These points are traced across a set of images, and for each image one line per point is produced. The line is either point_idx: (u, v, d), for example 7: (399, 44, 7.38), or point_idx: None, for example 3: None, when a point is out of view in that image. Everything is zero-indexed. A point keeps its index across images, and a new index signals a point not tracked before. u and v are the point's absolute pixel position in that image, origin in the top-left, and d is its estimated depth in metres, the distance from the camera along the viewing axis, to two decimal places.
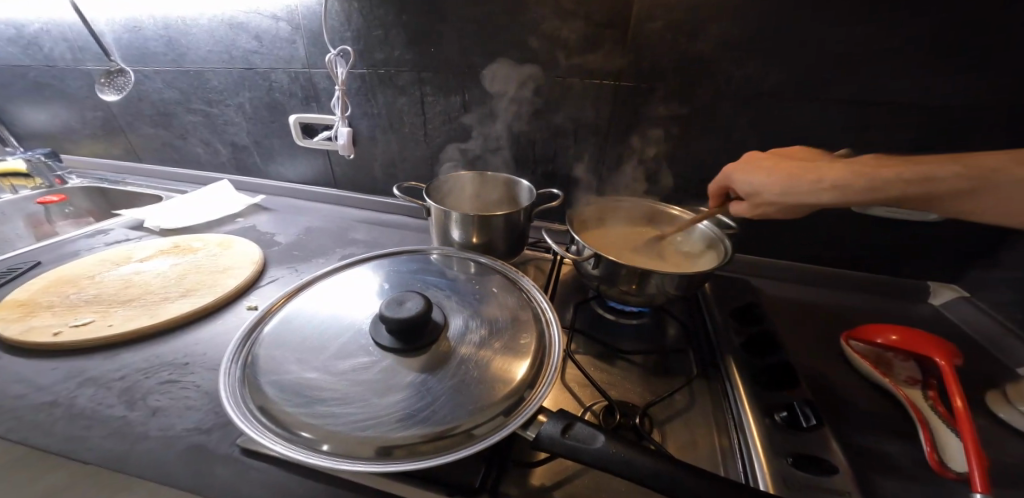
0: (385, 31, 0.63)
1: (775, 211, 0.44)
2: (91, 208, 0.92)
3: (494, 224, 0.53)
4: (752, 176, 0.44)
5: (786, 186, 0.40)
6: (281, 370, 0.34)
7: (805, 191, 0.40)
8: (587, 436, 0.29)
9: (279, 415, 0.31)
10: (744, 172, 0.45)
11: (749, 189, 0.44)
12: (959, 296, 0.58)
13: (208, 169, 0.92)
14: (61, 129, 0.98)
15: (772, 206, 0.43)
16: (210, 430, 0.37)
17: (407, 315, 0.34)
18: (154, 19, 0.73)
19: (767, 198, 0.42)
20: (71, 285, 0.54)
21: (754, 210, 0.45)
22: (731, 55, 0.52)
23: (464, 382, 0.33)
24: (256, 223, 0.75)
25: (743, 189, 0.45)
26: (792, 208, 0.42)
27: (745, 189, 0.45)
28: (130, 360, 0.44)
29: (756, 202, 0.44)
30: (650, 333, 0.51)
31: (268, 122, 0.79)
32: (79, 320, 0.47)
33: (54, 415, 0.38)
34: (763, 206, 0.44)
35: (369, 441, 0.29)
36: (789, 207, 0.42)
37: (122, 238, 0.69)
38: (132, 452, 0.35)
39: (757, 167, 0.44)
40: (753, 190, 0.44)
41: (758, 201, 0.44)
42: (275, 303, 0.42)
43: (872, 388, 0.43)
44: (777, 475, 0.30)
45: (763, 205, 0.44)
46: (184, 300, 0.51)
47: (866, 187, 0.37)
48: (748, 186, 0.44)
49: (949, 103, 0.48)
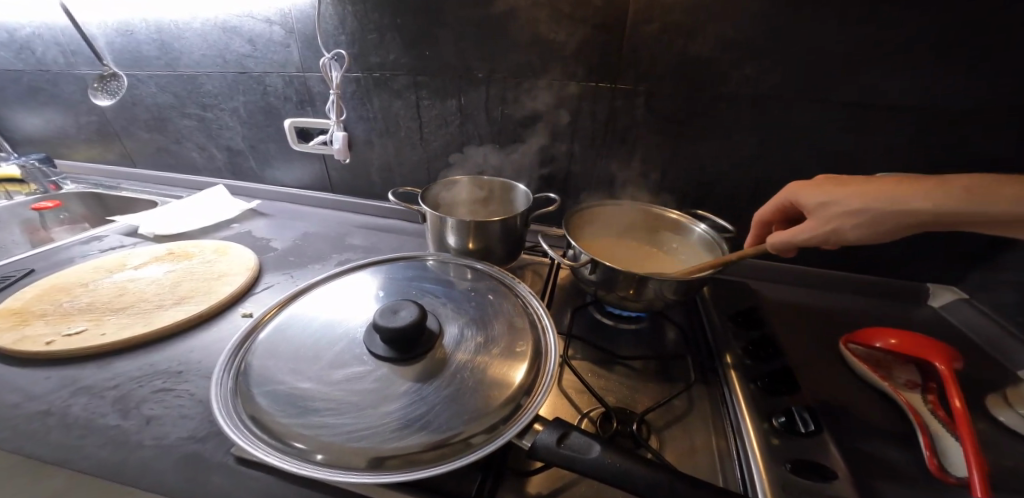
0: (380, 34, 0.62)
1: (852, 225, 0.38)
2: (86, 213, 0.92)
3: (490, 230, 0.53)
4: (830, 189, 0.40)
5: (874, 193, 0.37)
6: (275, 379, 0.33)
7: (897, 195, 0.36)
8: (584, 445, 0.28)
9: (273, 425, 0.30)
10: (816, 189, 0.42)
11: (823, 200, 0.41)
12: (959, 299, 0.58)
13: (204, 174, 0.91)
14: (56, 134, 0.97)
15: (851, 215, 0.38)
16: (205, 438, 0.37)
17: (402, 324, 0.34)
18: (148, 22, 0.73)
19: (845, 207, 0.39)
20: (65, 293, 0.53)
21: (828, 223, 0.40)
22: (728, 57, 0.52)
23: (460, 390, 0.33)
24: (253, 229, 0.75)
25: (814, 202, 0.42)
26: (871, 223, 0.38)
27: (816, 202, 0.41)
28: (125, 369, 0.44)
29: (830, 215, 0.40)
30: (649, 338, 0.51)
31: (263, 127, 0.79)
32: (72, 328, 0.47)
33: (48, 424, 0.38)
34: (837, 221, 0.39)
35: (362, 451, 0.28)
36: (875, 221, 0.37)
37: (117, 245, 0.68)
38: (126, 462, 0.34)
39: (834, 182, 0.41)
40: (828, 200, 0.40)
41: (834, 211, 0.40)
42: (270, 311, 0.41)
43: (872, 392, 0.42)
44: (777, 483, 0.30)
45: (840, 215, 0.39)
46: (179, 307, 0.51)
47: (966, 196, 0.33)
48: (823, 196, 0.41)
49: (945, 103, 0.48)
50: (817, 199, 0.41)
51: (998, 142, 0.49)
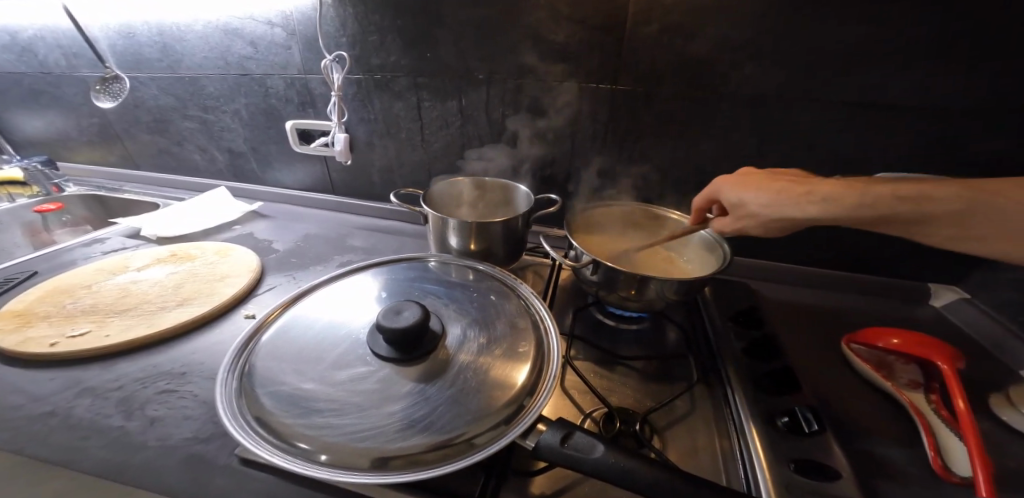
0: (381, 36, 0.63)
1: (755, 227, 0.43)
2: (88, 216, 0.92)
3: (492, 231, 0.53)
4: (741, 189, 0.43)
5: (774, 200, 0.40)
6: (278, 380, 0.34)
7: (789, 206, 0.39)
8: (586, 445, 0.29)
9: (277, 426, 0.30)
10: (735, 185, 0.44)
11: (736, 200, 0.43)
12: (960, 298, 0.58)
13: (205, 176, 0.92)
14: (57, 136, 0.97)
15: (756, 218, 0.42)
16: (208, 439, 0.37)
17: (405, 324, 0.34)
18: (149, 25, 0.73)
19: (751, 211, 0.42)
20: (68, 294, 0.53)
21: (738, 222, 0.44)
22: (728, 58, 0.52)
23: (463, 391, 0.33)
24: (254, 231, 0.75)
25: (731, 200, 0.44)
26: (774, 226, 0.41)
27: (733, 201, 0.44)
28: (128, 370, 0.44)
29: (740, 216, 0.44)
30: (651, 338, 0.51)
31: (264, 128, 0.79)
32: (76, 330, 0.47)
33: (52, 426, 0.38)
34: (743, 223, 0.43)
35: (367, 452, 0.29)
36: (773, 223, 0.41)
37: (120, 247, 0.68)
38: (130, 463, 0.34)
39: (748, 180, 0.43)
40: (740, 202, 0.43)
41: (744, 213, 0.43)
42: (273, 312, 0.41)
43: (874, 392, 0.42)
44: (779, 481, 0.30)
45: (747, 219, 0.43)
46: (182, 309, 0.51)
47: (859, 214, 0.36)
48: (735, 197, 0.43)
49: (945, 103, 0.48)
50: (732, 198, 0.44)
51: (998, 142, 0.49)
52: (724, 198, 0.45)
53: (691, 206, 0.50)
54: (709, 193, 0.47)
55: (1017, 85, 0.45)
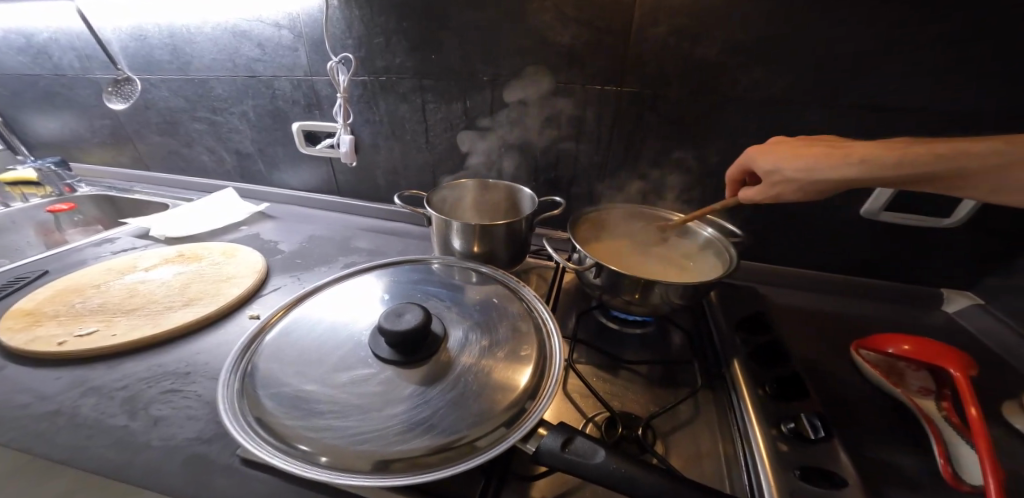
0: (386, 38, 0.63)
1: (794, 191, 0.41)
2: (99, 216, 0.94)
3: (496, 233, 0.52)
4: (776, 156, 0.42)
5: (810, 163, 0.39)
6: (280, 382, 0.34)
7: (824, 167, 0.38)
8: (588, 449, 0.28)
9: (279, 428, 0.30)
10: (766, 153, 0.43)
11: (770, 168, 0.42)
12: (974, 304, 0.56)
13: (214, 177, 0.93)
14: (70, 138, 0.99)
15: (789, 183, 0.41)
16: (210, 440, 0.37)
17: (407, 327, 0.34)
18: (160, 28, 0.74)
19: (788, 175, 0.40)
20: (77, 294, 0.54)
21: (772, 189, 0.42)
22: (733, 60, 0.51)
23: (464, 394, 0.33)
24: (260, 232, 0.76)
25: (762, 168, 0.43)
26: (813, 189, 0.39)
27: (766, 169, 0.43)
28: (133, 370, 0.44)
29: (777, 181, 0.42)
30: (655, 342, 0.51)
31: (272, 130, 0.80)
32: (84, 329, 0.48)
33: (57, 425, 0.38)
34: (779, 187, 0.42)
35: (366, 455, 0.28)
36: (817, 183, 0.39)
37: (129, 247, 0.69)
38: (133, 463, 0.35)
39: (780, 148, 0.42)
40: (774, 168, 0.42)
41: (777, 179, 0.42)
42: (276, 313, 0.42)
43: (883, 399, 0.41)
44: (785, 490, 0.30)
45: (781, 184, 0.41)
46: (189, 309, 0.51)
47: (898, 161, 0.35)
48: (769, 164, 0.42)
49: (951, 104, 0.47)
50: (766, 166, 0.43)
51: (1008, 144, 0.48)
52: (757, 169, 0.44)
53: (726, 178, 0.51)
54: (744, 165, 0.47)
55: (1000, 90, 0.45)
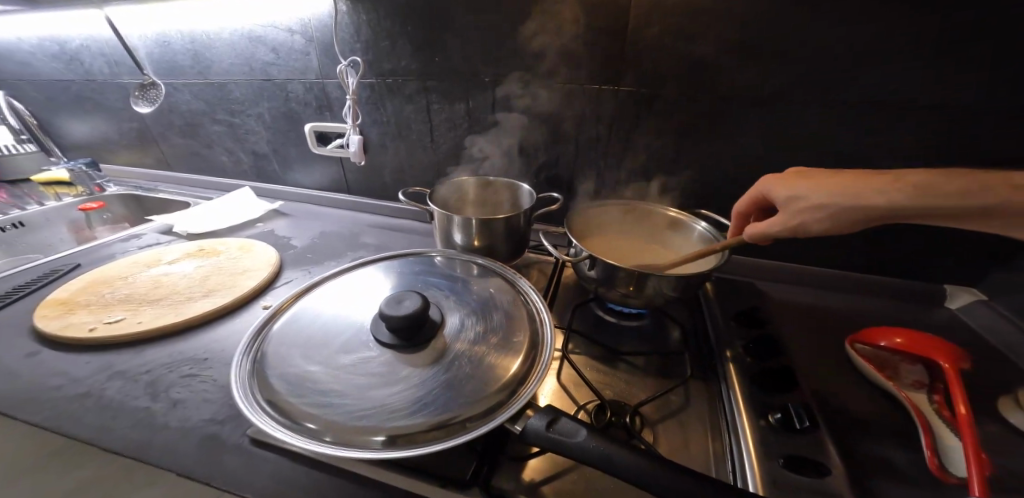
0: (392, 42, 0.65)
1: (819, 220, 0.41)
2: (126, 214, 0.99)
3: (495, 227, 0.54)
4: (799, 185, 0.42)
5: (842, 191, 0.39)
6: (288, 363, 0.36)
7: (863, 193, 0.38)
8: (571, 430, 0.29)
9: (285, 406, 0.33)
10: (786, 183, 0.44)
11: (791, 195, 0.43)
12: (976, 300, 0.55)
13: (231, 177, 0.97)
14: (100, 140, 1.05)
15: (815, 210, 0.41)
16: (223, 421, 0.40)
17: (406, 313, 0.36)
18: (183, 34, 0.78)
19: (817, 201, 0.40)
20: (106, 285, 0.58)
21: (794, 218, 0.42)
22: (728, 58, 0.52)
23: (457, 377, 0.35)
24: (274, 228, 0.79)
25: (785, 196, 0.43)
26: (838, 218, 0.40)
27: (786, 196, 0.43)
28: (155, 355, 0.47)
29: (803, 207, 0.41)
30: (650, 334, 0.52)
31: (285, 131, 0.83)
32: (112, 317, 0.51)
33: (86, 405, 0.41)
34: (803, 214, 0.41)
35: (364, 430, 0.31)
36: (843, 213, 0.39)
37: (154, 242, 0.74)
38: (152, 442, 0.37)
39: (802, 178, 0.43)
40: (798, 195, 0.42)
41: (800, 206, 0.42)
42: (286, 302, 0.44)
43: (874, 391, 0.41)
44: (769, 477, 0.31)
45: (806, 210, 0.41)
46: (207, 299, 0.55)
47: (938, 191, 0.36)
48: (792, 191, 0.42)
49: (947, 98, 0.47)
50: (789, 194, 0.43)
51: (1011, 139, 0.47)
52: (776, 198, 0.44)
53: (733, 211, 0.51)
54: (758, 195, 0.47)
55: (1002, 84, 0.44)
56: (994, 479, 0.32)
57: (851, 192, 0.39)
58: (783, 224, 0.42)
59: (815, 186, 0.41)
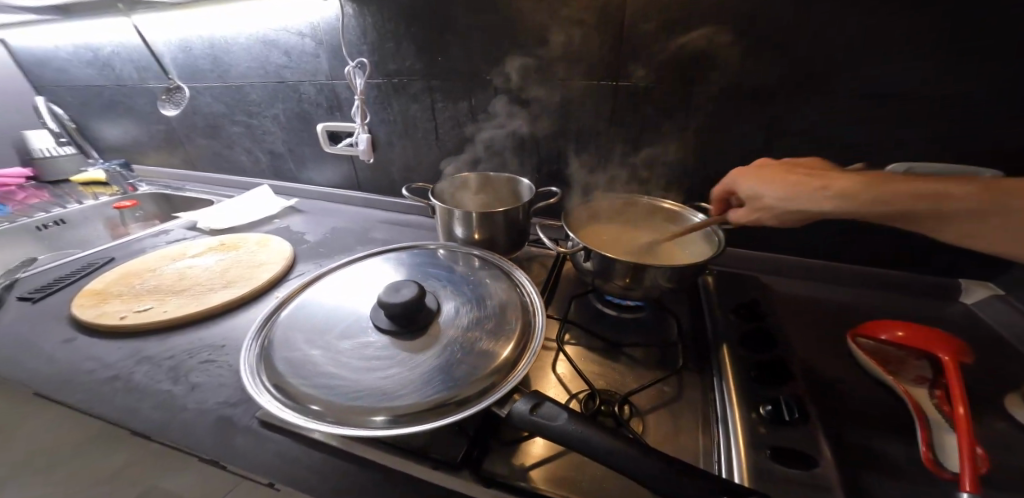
0: (397, 43, 0.67)
1: (770, 219, 0.41)
2: (156, 212, 1.05)
3: (495, 220, 0.56)
4: (757, 181, 0.42)
5: (786, 194, 0.38)
6: (293, 348, 0.38)
7: (804, 199, 0.37)
8: (553, 413, 0.31)
9: (287, 387, 0.35)
10: (748, 178, 0.43)
11: (751, 192, 0.42)
12: (992, 296, 0.53)
13: (251, 175, 1.02)
14: (132, 142, 1.12)
15: (769, 209, 0.40)
16: (236, 404, 0.42)
17: (402, 300, 0.38)
18: (203, 40, 0.82)
19: (767, 201, 0.40)
20: (137, 277, 0.62)
21: (752, 215, 0.42)
22: (727, 50, 0.51)
23: (449, 362, 0.36)
24: (290, 224, 0.83)
25: (745, 192, 0.43)
26: (789, 218, 0.39)
27: (746, 192, 0.43)
28: (178, 342, 0.51)
29: (754, 207, 0.42)
30: (648, 326, 0.52)
31: (299, 131, 0.87)
32: (141, 306, 0.55)
33: (116, 387, 0.45)
34: (758, 214, 0.42)
35: (359, 409, 0.32)
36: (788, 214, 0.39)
37: (180, 237, 0.78)
38: (173, 421, 0.41)
39: (761, 172, 0.42)
40: (755, 194, 0.42)
41: (756, 205, 0.42)
42: (294, 292, 0.47)
43: (875, 386, 0.40)
44: (754, 467, 0.31)
45: (761, 210, 0.41)
46: (226, 290, 0.58)
47: (881, 196, 0.33)
48: (751, 189, 0.42)
49: (957, 87, 0.45)
50: (749, 190, 0.43)
51: None
52: (740, 191, 0.44)
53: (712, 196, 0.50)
54: (727, 187, 0.47)
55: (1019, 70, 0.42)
56: (991, 476, 0.31)
57: (793, 196, 0.38)
58: (746, 220, 0.43)
59: (767, 186, 0.40)
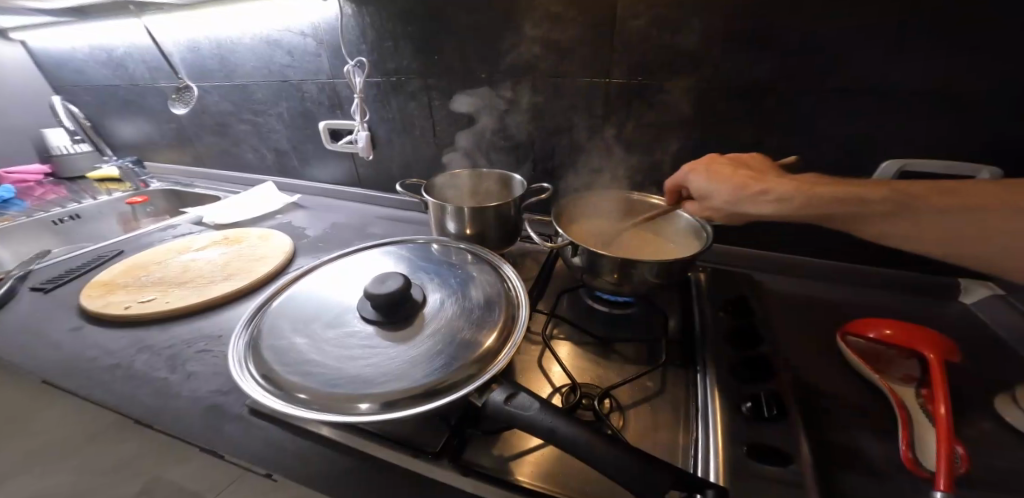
0: (394, 42, 0.68)
1: (720, 216, 0.44)
2: (167, 208, 1.09)
3: (487, 215, 0.56)
4: (706, 178, 0.44)
5: (733, 195, 0.41)
6: (280, 337, 0.40)
7: (748, 200, 0.40)
8: (526, 404, 0.31)
9: (272, 373, 0.36)
10: (698, 171, 0.45)
11: (701, 190, 0.45)
12: (993, 295, 0.51)
13: (257, 172, 1.04)
14: (145, 140, 1.16)
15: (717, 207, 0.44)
16: (228, 392, 0.44)
17: (386, 292, 0.39)
18: (210, 40, 0.85)
19: (715, 205, 0.43)
20: (143, 269, 0.65)
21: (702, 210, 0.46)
22: (718, 46, 0.51)
23: (430, 352, 0.36)
24: (292, 219, 0.85)
25: (697, 189, 0.46)
26: (736, 216, 0.43)
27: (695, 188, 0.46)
28: (178, 332, 0.53)
29: (704, 205, 0.45)
30: (637, 323, 0.52)
31: (302, 129, 0.88)
32: (145, 297, 0.57)
33: (117, 374, 0.47)
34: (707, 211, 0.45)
35: (338, 395, 0.33)
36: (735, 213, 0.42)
37: (186, 232, 0.81)
38: (168, 408, 0.42)
39: (708, 168, 0.44)
40: (703, 193, 0.45)
41: (707, 205, 0.45)
42: (286, 284, 0.48)
43: (863, 386, 0.40)
44: (729, 463, 0.31)
45: (711, 210, 0.45)
46: (227, 282, 0.60)
47: (817, 203, 0.37)
48: (699, 188, 0.45)
49: (953, 82, 0.44)
50: (698, 186, 0.45)
51: None
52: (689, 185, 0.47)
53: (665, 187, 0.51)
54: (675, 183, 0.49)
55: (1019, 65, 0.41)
56: (972, 478, 0.30)
57: (738, 197, 0.41)
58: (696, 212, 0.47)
59: (711, 183, 0.43)
